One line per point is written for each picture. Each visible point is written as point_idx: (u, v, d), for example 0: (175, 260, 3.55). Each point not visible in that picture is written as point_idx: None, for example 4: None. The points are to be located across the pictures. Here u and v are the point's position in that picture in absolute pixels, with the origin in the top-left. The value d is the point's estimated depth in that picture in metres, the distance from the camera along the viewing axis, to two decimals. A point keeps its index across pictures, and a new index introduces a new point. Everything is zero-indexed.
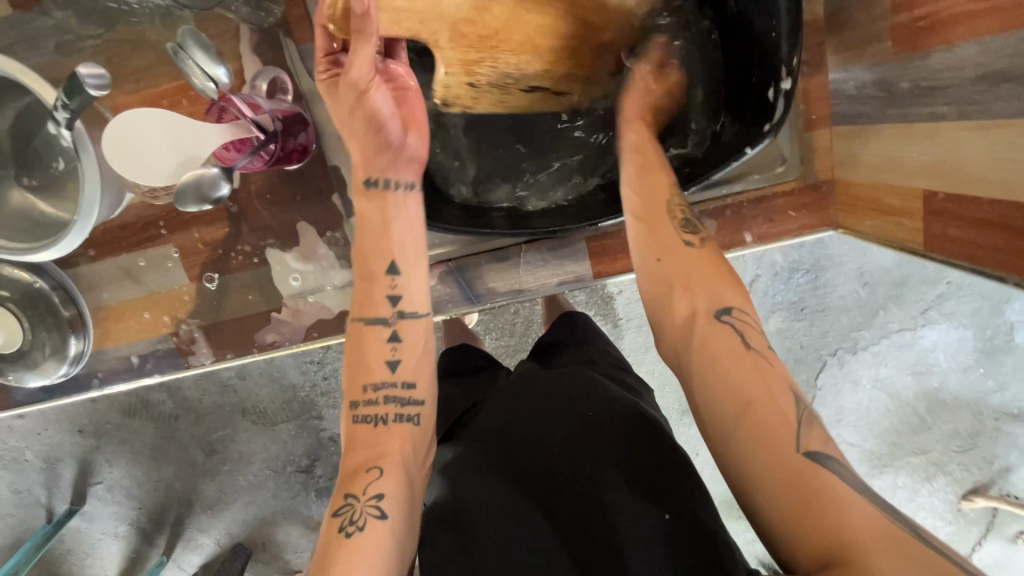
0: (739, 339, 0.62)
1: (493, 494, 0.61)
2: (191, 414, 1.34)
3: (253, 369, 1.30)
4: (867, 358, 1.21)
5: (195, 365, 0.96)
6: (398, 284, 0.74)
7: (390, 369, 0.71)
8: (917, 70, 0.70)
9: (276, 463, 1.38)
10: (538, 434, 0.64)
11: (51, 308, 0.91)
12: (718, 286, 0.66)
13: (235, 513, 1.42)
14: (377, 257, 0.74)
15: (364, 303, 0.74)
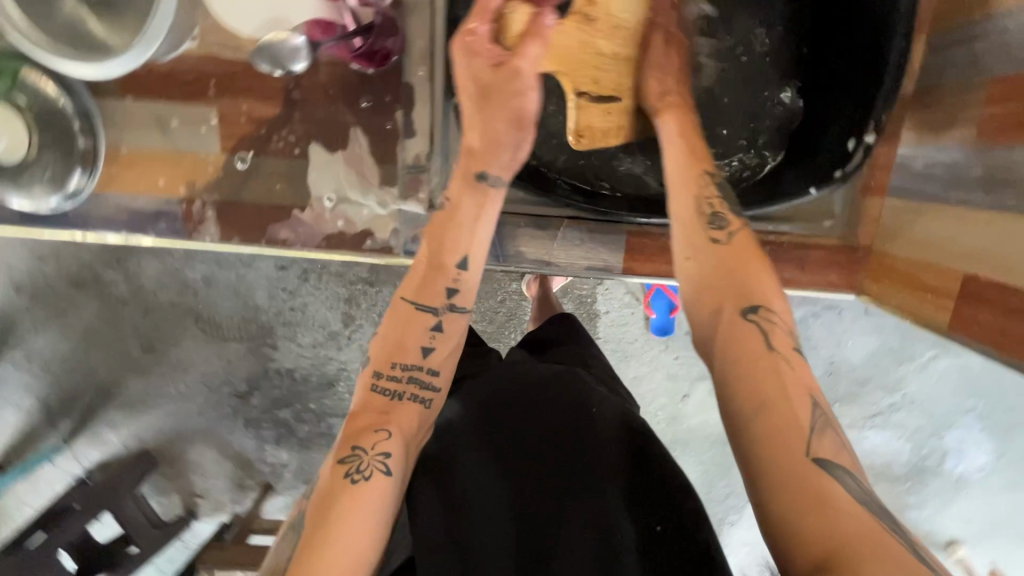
0: (766, 339, 0.63)
1: (478, 465, 0.65)
2: (141, 304, 1.26)
3: (219, 279, 1.22)
4: None
5: (197, 241, 0.91)
6: (462, 278, 0.76)
7: (422, 353, 0.71)
8: (993, 158, 0.76)
9: (212, 380, 1.31)
10: (529, 419, 0.67)
11: (72, 135, 0.88)
12: (743, 292, 0.67)
13: (152, 418, 1.36)
14: (439, 246, 0.77)
15: (424, 287, 0.75)
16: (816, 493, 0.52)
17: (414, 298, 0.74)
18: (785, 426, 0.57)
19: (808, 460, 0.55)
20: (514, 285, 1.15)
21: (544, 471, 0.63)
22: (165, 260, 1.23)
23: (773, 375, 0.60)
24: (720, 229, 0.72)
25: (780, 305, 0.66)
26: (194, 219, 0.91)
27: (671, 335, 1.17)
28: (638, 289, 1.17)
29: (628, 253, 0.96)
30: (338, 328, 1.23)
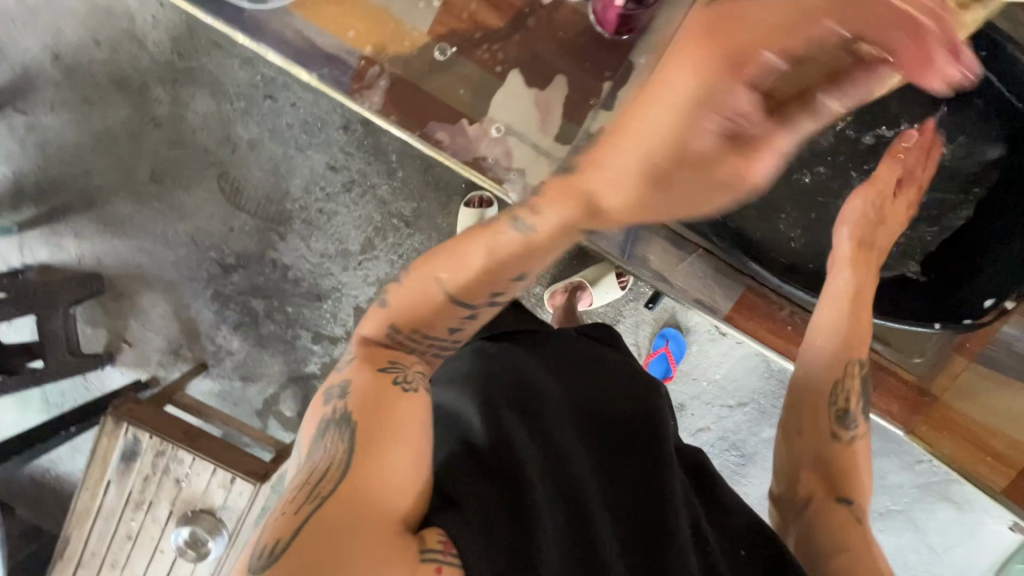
0: (858, 508, 0.64)
1: (567, 420, 0.64)
2: (174, 134, 1.19)
3: (265, 148, 1.17)
4: None
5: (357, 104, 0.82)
6: (512, 287, 0.57)
7: (450, 329, 0.61)
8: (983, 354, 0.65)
9: (202, 239, 1.24)
10: (607, 398, 0.69)
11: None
12: (842, 479, 0.66)
13: (120, 246, 1.27)
14: (505, 245, 0.54)
15: (471, 282, 0.56)
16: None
17: (456, 288, 0.57)
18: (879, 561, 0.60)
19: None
20: (538, 288, 1.17)
21: (631, 443, 0.64)
22: (219, 104, 1.16)
23: (845, 527, 0.62)
24: (853, 416, 0.68)
25: (864, 482, 0.66)
26: (364, 81, 0.81)
27: None
28: (645, 344, 1.18)
29: (738, 305, 0.87)
30: (354, 250, 1.19)
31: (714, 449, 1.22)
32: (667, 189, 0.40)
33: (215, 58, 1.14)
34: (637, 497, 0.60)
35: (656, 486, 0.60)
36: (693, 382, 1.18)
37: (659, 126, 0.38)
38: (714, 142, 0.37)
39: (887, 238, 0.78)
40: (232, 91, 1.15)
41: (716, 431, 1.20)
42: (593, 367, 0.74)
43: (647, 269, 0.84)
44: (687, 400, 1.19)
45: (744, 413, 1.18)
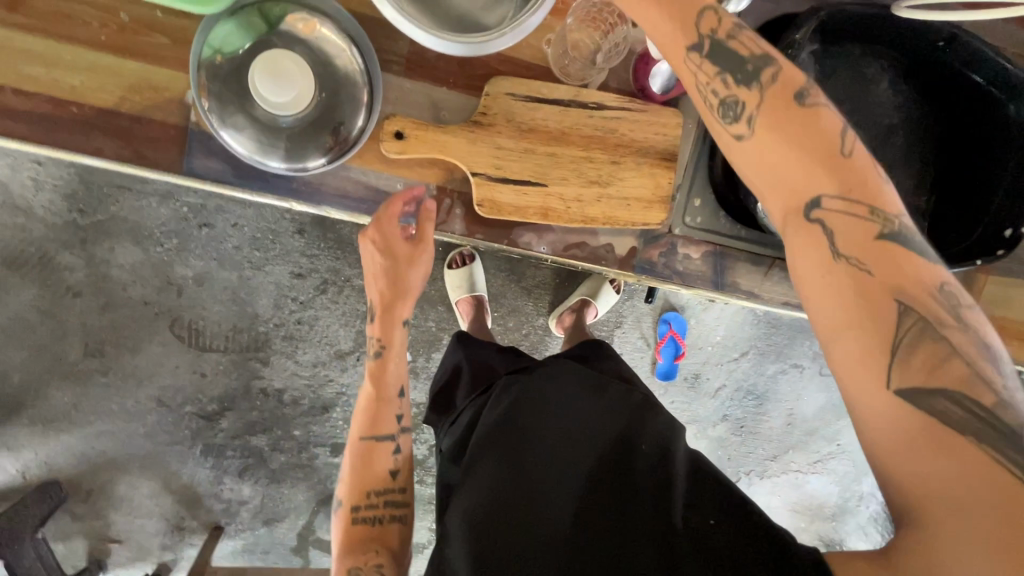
0: (827, 241, 0.42)
1: (537, 452, 0.62)
2: (100, 298, 1.05)
3: (217, 279, 1.07)
4: (767, 484, 1.41)
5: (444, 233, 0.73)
6: (405, 406, 0.73)
7: (391, 474, 0.68)
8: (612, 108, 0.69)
9: (172, 396, 1.11)
10: (573, 408, 0.66)
11: (343, 113, 0.70)
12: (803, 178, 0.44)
13: (70, 439, 1.09)
14: (389, 384, 0.73)
15: (370, 418, 0.71)
16: (928, 433, 0.39)
17: (362, 432, 0.70)
18: (881, 323, 0.40)
19: (898, 397, 0.39)
20: (541, 320, 1.20)
21: (603, 469, 0.60)
22: (148, 250, 1.04)
23: (838, 276, 0.42)
24: (731, 92, 0.48)
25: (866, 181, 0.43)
26: (439, 214, 0.72)
27: (671, 379, 1.28)
28: (651, 334, 1.26)
29: None
30: (349, 347, 1.14)
31: (734, 401, 1.33)
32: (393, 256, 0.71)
33: (125, 203, 1.02)
34: (610, 515, 0.56)
35: (624, 515, 0.55)
36: (702, 350, 1.29)
37: (375, 266, 0.72)
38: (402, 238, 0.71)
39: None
40: (158, 232, 1.04)
41: (731, 386, 1.32)
42: (570, 377, 0.71)
43: (739, 292, 0.77)
44: (700, 368, 1.30)
45: (749, 360, 1.31)
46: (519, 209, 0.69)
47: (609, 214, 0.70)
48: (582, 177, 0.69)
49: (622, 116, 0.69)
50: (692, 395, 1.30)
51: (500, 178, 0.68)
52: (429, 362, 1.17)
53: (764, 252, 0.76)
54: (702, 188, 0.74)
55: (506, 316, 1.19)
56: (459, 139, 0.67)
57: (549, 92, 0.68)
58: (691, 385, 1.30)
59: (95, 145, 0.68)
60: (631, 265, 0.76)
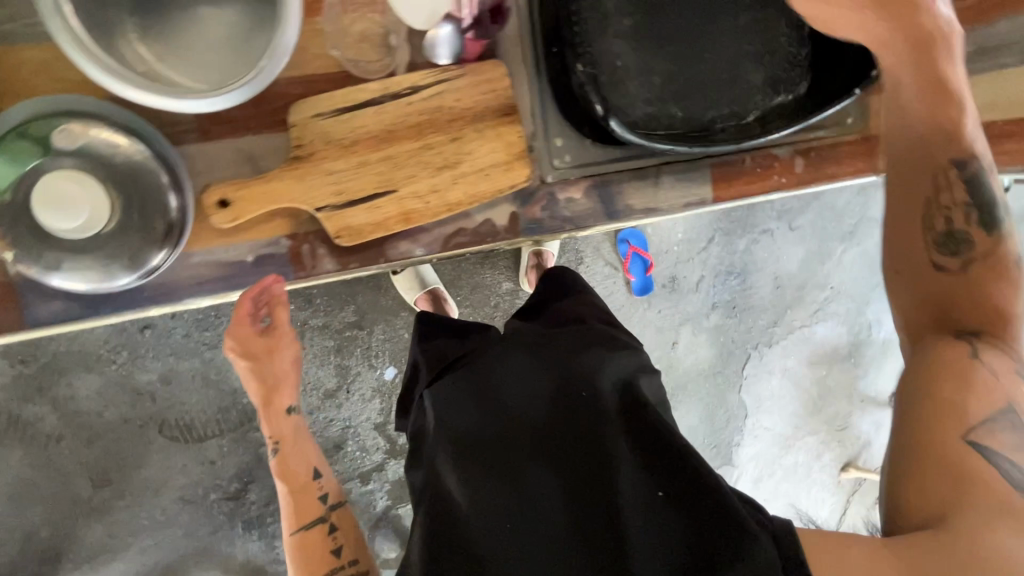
0: (957, 274, 0.57)
1: (498, 444, 0.66)
2: (83, 432, 1.05)
3: (182, 372, 1.07)
4: (778, 350, 1.42)
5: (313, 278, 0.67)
6: (324, 483, 0.75)
7: (334, 552, 0.68)
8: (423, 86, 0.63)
9: (194, 491, 1.13)
10: (526, 390, 0.68)
11: (155, 208, 0.62)
12: (958, 305, 0.57)
13: (121, 565, 1.13)
14: (298, 472, 0.75)
15: (294, 511, 0.71)
16: (959, 467, 0.51)
17: (294, 524, 0.71)
18: (959, 401, 0.53)
19: (965, 445, 0.51)
20: (505, 286, 1.18)
21: (564, 455, 0.64)
22: (104, 372, 1.04)
23: (963, 368, 0.54)
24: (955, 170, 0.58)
25: (1013, 331, 0.55)
26: (304, 261, 0.67)
27: (651, 291, 1.28)
28: (615, 258, 1.25)
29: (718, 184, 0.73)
30: (334, 383, 1.14)
31: (719, 286, 1.33)
32: (254, 356, 0.75)
33: (64, 336, 1.02)
34: (569, 497, 0.61)
35: (583, 500, 0.60)
36: (667, 253, 1.28)
37: (244, 370, 0.75)
38: (257, 334, 0.74)
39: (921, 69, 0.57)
40: (106, 351, 1.03)
41: (710, 274, 1.32)
42: (519, 355, 0.72)
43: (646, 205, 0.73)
44: (673, 269, 1.29)
45: (717, 243, 1.31)
46: (379, 225, 0.64)
47: (472, 194, 0.65)
48: (428, 167, 0.64)
49: (442, 88, 0.64)
50: (675, 297, 1.31)
51: (345, 203, 0.63)
52: None
53: (647, 162, 0.71)
54: (558, 126, 0.71)
55: (470, 296, 1.17)
56: (281, 181, 0.62)
57: (358, 96, 0.63)
58: (671, 289, 1.30)
59: None
60: (518, 230, 0.70)
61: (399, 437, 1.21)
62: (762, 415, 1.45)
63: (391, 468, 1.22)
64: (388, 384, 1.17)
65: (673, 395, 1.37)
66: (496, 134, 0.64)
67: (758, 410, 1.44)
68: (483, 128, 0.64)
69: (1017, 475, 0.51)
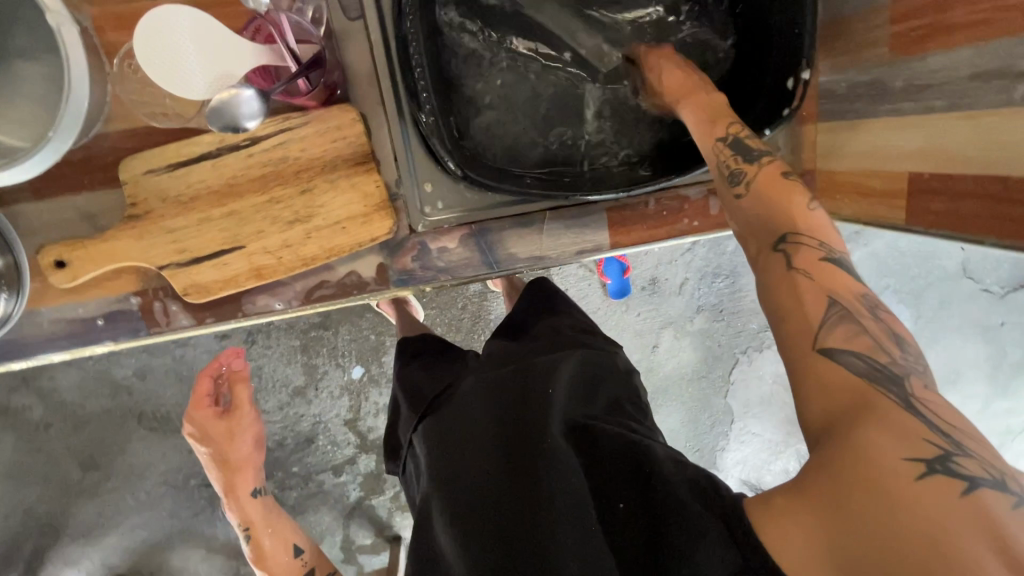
0: (751, 198, 0.57)
1: (459, 467, 0.60)
2: (68, 421, 1.12)
3: (156, 367, 1.11)
4: (771, 355, 1.34)
5: (174, 330, 0.69)
6: (302, 555, 0.92)
7: None
8: (263, 144, 0.65)
9: (176, 477, 1.19)
10: (481, 404, 0.64)
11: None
12: (785, 225, 0.53)
13: (113, 540, 1.21)
14: (278, 556, 0.91)
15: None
16: (814, 374, 0.44)
17: None
18: (786, 309, 0.48)
19: (818, 355, 0.44)
20: (473, 288, 1.16)
21: (519, 469, 0.57)
22: (83, 366, 1.09)
23: (785, 284, 0.49)
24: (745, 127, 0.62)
25: (820, 229, 0.52)
26: (159, 317, 0.69)
27: (629, 294, 1.22)
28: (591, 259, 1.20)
29: (612, 228, 0.74)
30: (303, 381, 1.16)
31: (704, 287, 1.26)
32: (212, 442, 0.88)
33: None
34: (532, 516, 0.54)
35: (549, 518, 0.53)
36: (648, 255, 1.22)
37: (207, 460, 0.89)
38: (215, 419, 0.88)
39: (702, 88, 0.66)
40: None
41: (694, 276, 1.25)
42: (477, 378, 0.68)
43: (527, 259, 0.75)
44: (654, 271, 1.23)
45: (701, 246, 1.23)
46: (229, 281, 0.67)
47: (327, 248, 0.67)
48: (278, 222, 0.66)
49: (285, 140, 0.65)
50: (657, 300, 1.25)
51: (190, 261, 0.65)
52: (384, 365, 1.18)
53: (532, 209, 0.73)
54: (427, 170, 0.70)
55: (437, 298, 1.15)
56: (120, 246, 0.64)
57: (190, 151, 0.64)
58: (652, 291, 1.24)
59: None
60: (388, 281, 0.72)
61: (369, 433, 1.23)
62: (750, 420, 1.38)
63: (362, 462, 1.24)
64: (356, 382, 1.18)
65: (654, 400, 1.33)
66: (352, 191, 0.66)
67: (746, 415, 1.38)
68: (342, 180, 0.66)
69: (866, 368, 0.43)
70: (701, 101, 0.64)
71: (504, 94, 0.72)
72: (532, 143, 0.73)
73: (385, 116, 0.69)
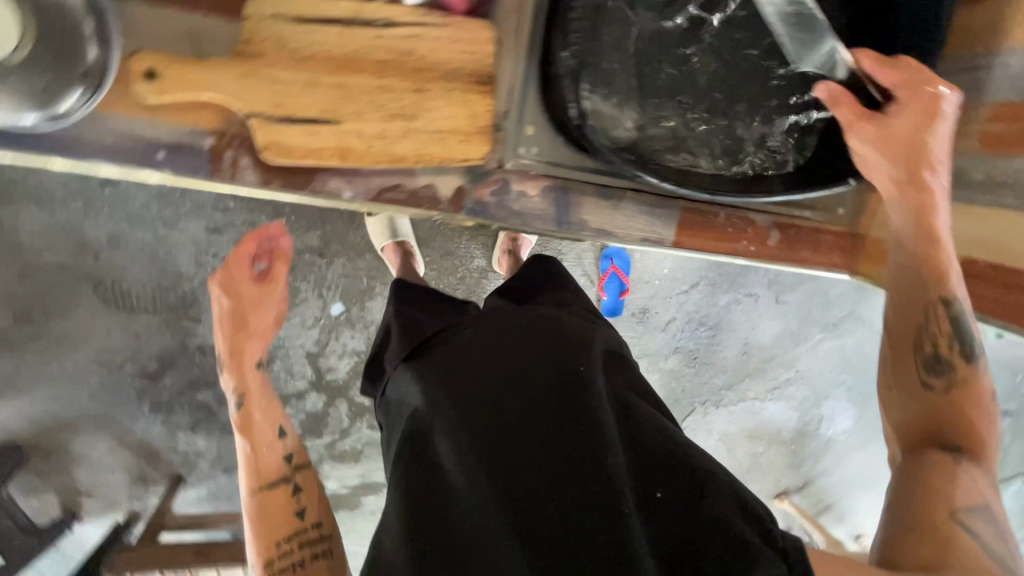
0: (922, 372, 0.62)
1: (493, 415, 0.58)
2: (17, 264, 1.03)
3: (130, 239, 1.05)
4: (724, 413, 1.40)
5: (238, 182, 0.66)
6: (290, 441, 0.72)
7: (297, 517, 0.65)
8: (395, 35, 0.66)
9: (111, 357, 1.12)
10: (524, 359, 0.62)
11: (82, 61, 0.60)
12: (947, 426, 0.59)
13: (19, 405, 1.12)
14: (263, 433, 0.71)
15: (262, 467, 0.67)
16: (940, 530, 0.49)
17: (255, 482, 0.67)
18: (942, 484, 0.53)
19: (953, 521, 0.50)
20: (476, 263, 1.16)
21: (558, 436, 0.56)
22: (54, 214, 1.01)
23: (942, 466, 0.54)
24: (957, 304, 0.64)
25: (988, 445, 0.57)
26: (224, 167, 0.65)
27: (618, 316, 1.25)
28: (594, 272, 1.23)
29: (680, 229, 0.77)
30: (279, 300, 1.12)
31: (687, 331, 1.30)
32: (233, 291, 0.78)
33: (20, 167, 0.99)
34: (565, 486, 0.53)
35: (586, 495, 0.52)
36: (648, 284, 1.24)
37: (220, 307, 0.78)
38: (247, 270, 0.80)
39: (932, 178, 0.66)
40: (60, 194, 1.01)
41: (682, 318, 1.29)
42: (508, 330, 0.66)
43: (589, 231, 0.76)
44: (647, 303, 1.26)
45: (696, 293, 1.27)
46: (312, 151, 0.65)
47: (418, 151, 0.67)
48: (382, 110, 0.66)
49: (417, 35, 0.67)
50: (641, 329, 1.28)
51: (282, 117, 0.64)
52: (364, 311, 1.15)
53: (614, 181, 0.75)
54: (534, 113, 0.73)
55: (439, 261, 1.14)
56: (217, 77, 0.62)
57: (325, 11, 0.64)
58: (639, 320, 1.27)
59: None
60: (461, 208, 0.72)
61: (327, 372, 1.19)
62: None
63: (310, 400, 1.20)
64: (330, 319, 1.15)
65: None
66: (458, 106, 0.67)
67: None
68: (459, 93, 0.67)
69: (993, 552, 0.48)
70: (926, 198, 0.65)
71: (635, 61, 0.74)
72: (642, 115, 0.74)
73: (518, 51, 0.73)
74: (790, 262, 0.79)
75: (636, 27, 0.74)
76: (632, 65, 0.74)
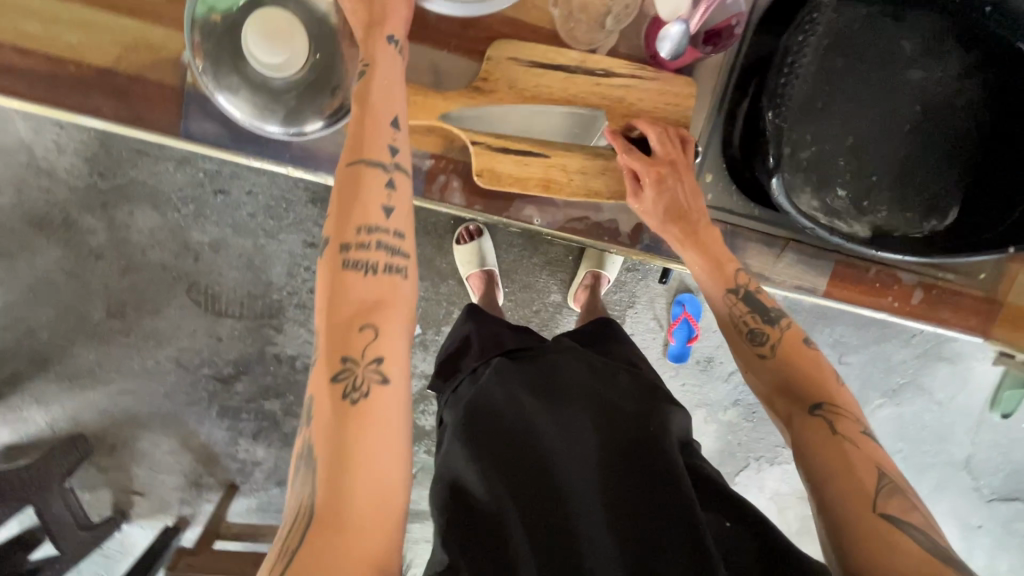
0: (771, 366, 0.62)
1: (573, 427, 0.61)
2: (123, 260, 1.08)
3: (231, 246, 1.09)
4: (777, 471, 1.38)
5: (444, 204, 0.74)
6: (399, 139, 0.58)
7: (384, 217, 0.54)
8: (609, 82, 0.70)
9: (191, 359, 1.14)
10: (602, 387, 0.66)
11: (338, 77, 0.70)
12: (810, 388, 0.59)
13: (95, 396, 1.14)
14: (377, 116, 0.58)
15: (356, 141, 0.56)
16: (877, 535, 0.48)
17: (357, 158, 0.55)
18: (837, 459, 0.53)
19: (876, 511, 0.49)
20: (553, 297, 1.18)
21: (629, 459, 0.59)
22: (165, 215, 1.07)
23: (829, 441, 0.54)
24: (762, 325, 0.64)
25: (848, 398, 0.58)
26: (434, 188, 0.74)
27: (684, 362, 1.26)
28: (664, 316, 1.25)
29: (833, 280, 0.81)
30: None
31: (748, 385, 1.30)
32: None
33: (145, 169, 1.05)
34: (639, 508, 0.56)
35: (658, 516, 0.54)
36: (716, 334, 1.26)
37: None
38: None
39: (696, 210, 0.70)
40: (175, 197, 1.06)
41: None
42: (592, 362, 0.70)
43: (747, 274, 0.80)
44: (713, 351, 1.27)
45: None
46: (519, 180, 0.70)
47: (612, 188, 0.72)
48: (587, 149, 0.71)
49: (630, 84, 0.70)
50: (704, 379, 1.29)
51: (499, 148, 0.69)
52: (439, 335, 1.17)
53: (777, 232, 0.79)
54: (714, 162, 0.78)
55: (517, 293, 1.18)
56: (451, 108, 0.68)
57: (553, 58, 0.69)
58: (703, 369, 1.28)
59: (93, 104, 0.70)
60: (635, 243, 0.78)
61: None
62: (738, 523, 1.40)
63: None
64: None
65: None
66: None
67: None
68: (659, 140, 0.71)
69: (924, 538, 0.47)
70: (694, 234, 0.69)
71: (813, 118, 0.75)
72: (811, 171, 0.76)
73: (706, 104, 0.76)
74: (926, 320, 0.81)
75: (828, 87, 0.74)
76: (811, 123, 0.75)
